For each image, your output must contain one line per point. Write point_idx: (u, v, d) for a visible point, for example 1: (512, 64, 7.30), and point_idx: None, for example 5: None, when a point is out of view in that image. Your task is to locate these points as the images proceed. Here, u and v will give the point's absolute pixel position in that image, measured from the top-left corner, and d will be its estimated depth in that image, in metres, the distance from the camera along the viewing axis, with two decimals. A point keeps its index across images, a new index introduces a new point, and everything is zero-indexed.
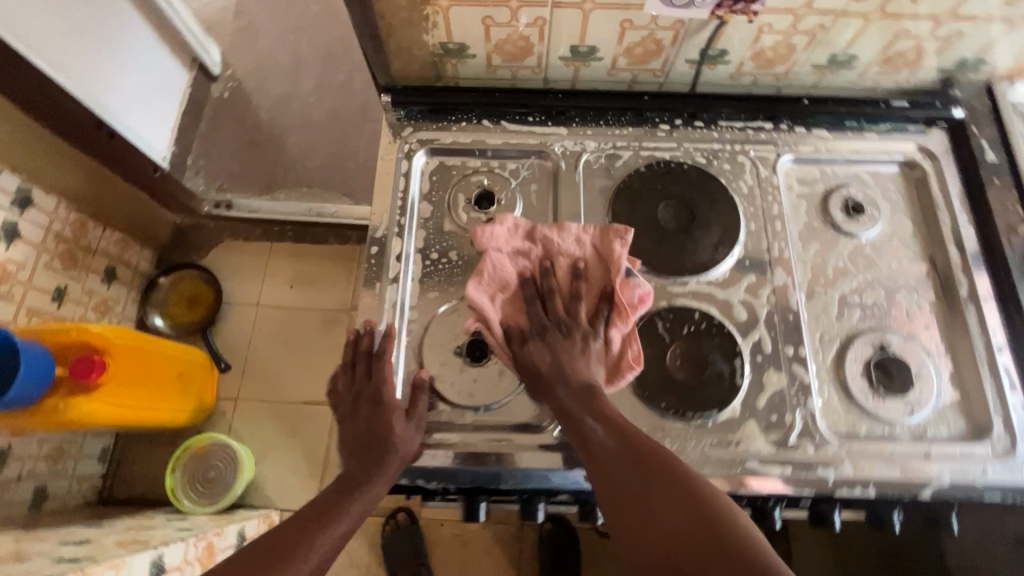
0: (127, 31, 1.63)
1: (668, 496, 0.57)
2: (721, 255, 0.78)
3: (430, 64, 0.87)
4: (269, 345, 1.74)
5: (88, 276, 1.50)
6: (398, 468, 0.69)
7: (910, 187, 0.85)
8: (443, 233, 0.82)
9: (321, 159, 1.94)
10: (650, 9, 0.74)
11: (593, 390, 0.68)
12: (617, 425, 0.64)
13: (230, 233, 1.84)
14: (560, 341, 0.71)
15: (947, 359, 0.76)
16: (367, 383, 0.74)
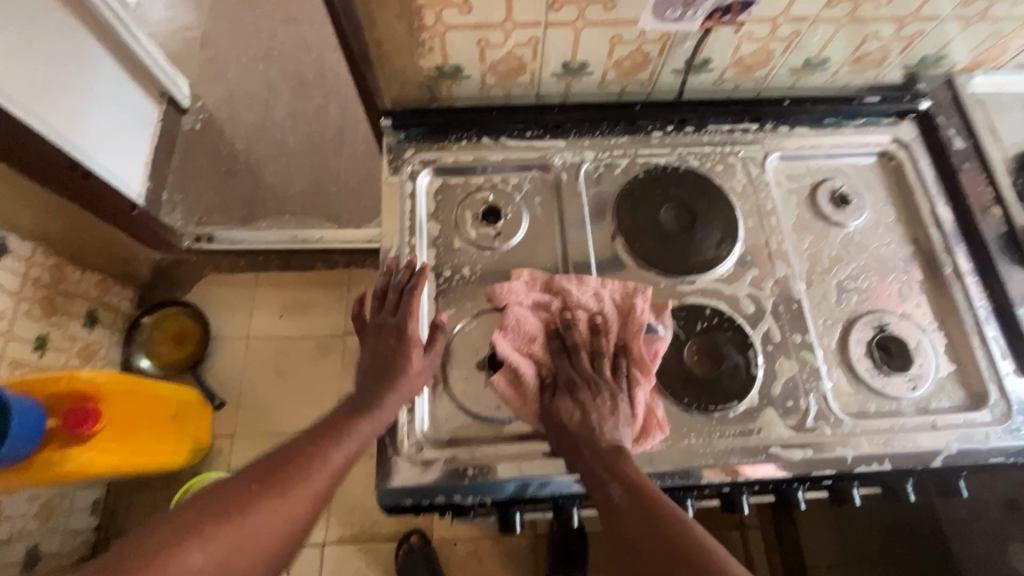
0: (96, 71, 1.60)
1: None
2: (724, 252, 0.82)
3: (425, 86, 0.88)
4: (262, 376, 1.71)
5: (69, 322, 1.45)
6: (410, 390, 0.72)
7: (889, 177, 0.91)
8: (453, 250, 0.83)
9: (302, 185, 1.93)
10: (644, 25, 0.79)
11: (620, 452, 0.67)
12: (646, 494, 0.61)
13: (213, 267, 1.80)
14: (588, 396, 0.70)
15: (941, 335, 0.81)
16: (393, 315, 0.76)
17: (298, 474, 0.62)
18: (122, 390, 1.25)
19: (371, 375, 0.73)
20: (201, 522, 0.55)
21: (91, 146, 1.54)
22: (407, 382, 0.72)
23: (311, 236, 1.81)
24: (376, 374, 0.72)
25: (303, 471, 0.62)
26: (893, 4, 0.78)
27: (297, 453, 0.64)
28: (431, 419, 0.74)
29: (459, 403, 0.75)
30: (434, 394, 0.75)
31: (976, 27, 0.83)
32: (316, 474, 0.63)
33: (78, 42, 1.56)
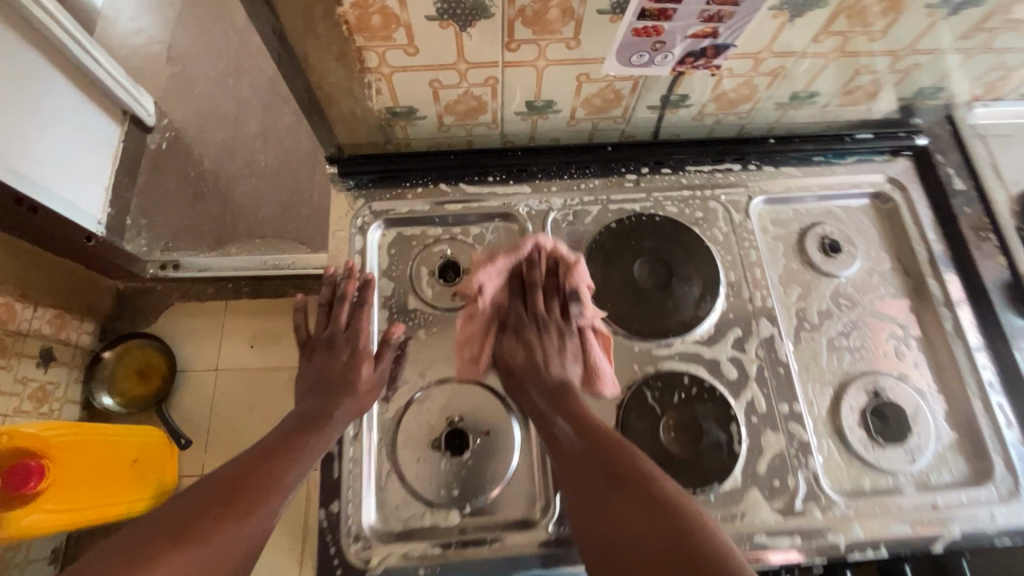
0: (45, 91, 1.50)
1: (638, 503, 0.57)
2: (704, 311, 0.75)
3: (377, 128, 0.80)
4: (234, 411, 1.55)
5: (20, 363, 1.37)
6: (358, 410, 0.68)
7: (882, 220, 0.84)
8: (408, 311, 0.76)
9: (275, 207, 1.84)
10: (608, 70, 0.72)
11: (565, 386, 0.71)
12: (588, 427, 0.65)
13: (180, 295, 1.66)
14: (535, 337, 0.75)
15: (941, 399, 0.74)
16: (343, 330, 0.74)
17: (257, 493, 0.58)
18: (69, 445, 1.15)
19: (315, 390, 0.69)
20: (151, 554, 0.50)
21: (36, 173, 1.43)
22: (356, 399, 0.68)
23: (285, 261, 1.67)
24: (319, 388, 0.69)
25: (262, 490, 0.59)
26: (886, 38, 0.71)
27: (251, 469, 0.61)
28: (380, 509, 0.67)
29: (411, 490, 0.67)
30: (383, 479, 0.68)
31: (977, 59, 0.76)
32: (276, 491, 0.60)
33: (26, 60, 1.45)
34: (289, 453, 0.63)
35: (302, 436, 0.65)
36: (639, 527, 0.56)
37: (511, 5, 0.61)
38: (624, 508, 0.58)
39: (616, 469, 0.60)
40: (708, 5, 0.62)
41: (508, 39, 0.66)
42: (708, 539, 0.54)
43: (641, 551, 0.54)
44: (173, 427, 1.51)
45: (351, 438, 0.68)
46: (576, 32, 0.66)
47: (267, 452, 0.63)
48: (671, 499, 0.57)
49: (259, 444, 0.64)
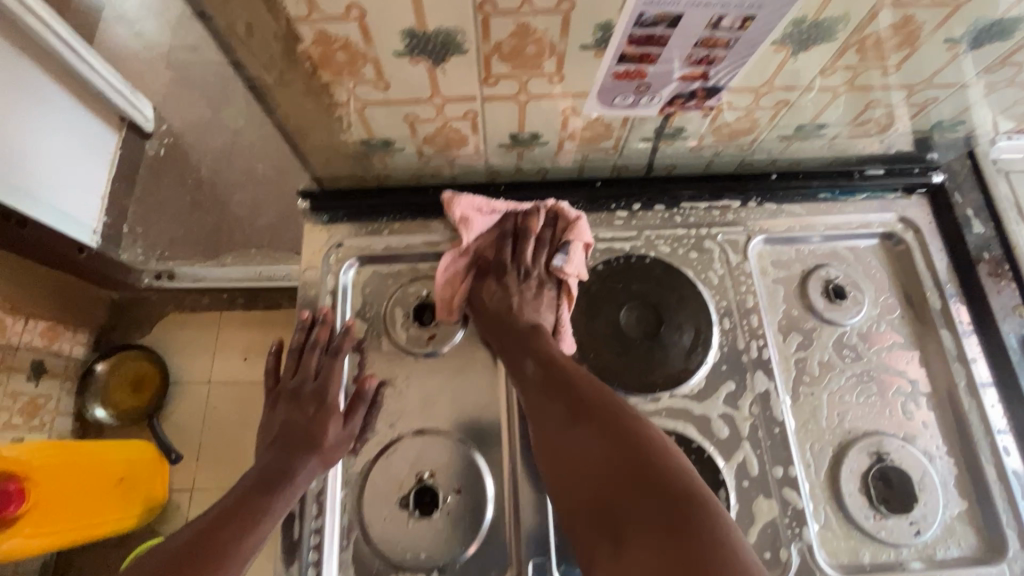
0: (30, 91, 1.23)
1: (602, 438, 0.58)
2: (694, 363, 0.70)
3: (353, 159, 0.76)
4: (225, 430, 1.25)
5: (9, 377, 1.12)
6: (323, 466, 0.65)
7: (892, 262, 0.79)
8: (380, 356, 0.72)
9: (270, 216, 1.47)
10: (589, 111, 0.67)
11: (539, 330, 0.70)
12: (554, 368, 0.65)
13: (177, 306, 1.34)
14: (515, 284, 0.74)
15: (951, 462, 0.69)
16: (313, 380, 0.69)
17: (211, 563, 0.54)
18: (54, 463, 1.01)
19: (278, 445, 0.65)
20: None
21: (22, 185, 1.17)
22: (321, 456, 0.64)
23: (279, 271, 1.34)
24: (282, 444, 0.64)
25: (217, 556, 0.55)
26: (902, 71, 0.65)
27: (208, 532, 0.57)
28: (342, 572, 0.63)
29: (377, 552, 0.64)
30: (347, 538, 0.65)
31: (1003, 91, 0.69)
32: (232, 557, 0.55)
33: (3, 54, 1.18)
34: (247, 517, 0.58)
35: (260, 497, 0.60)
36: (604, 459, 0.57)
37: (486, 41, 0.56)
38: (589, 444, 0.58)
39: (581, 408, 0.61)
40: (695, 48, 0.58)
41: (485, 74, 0.61)
42: (669, 463, 0.55)
43: (607, 482, 0.56)
44: (164, 441, 1.21)
45: (315, 496, 0.65)
46: (559, 67, 0.60)
47: (224, 515, 0.58)
48: (633, 428, 0.58)
49: (217, 506, 0.60)
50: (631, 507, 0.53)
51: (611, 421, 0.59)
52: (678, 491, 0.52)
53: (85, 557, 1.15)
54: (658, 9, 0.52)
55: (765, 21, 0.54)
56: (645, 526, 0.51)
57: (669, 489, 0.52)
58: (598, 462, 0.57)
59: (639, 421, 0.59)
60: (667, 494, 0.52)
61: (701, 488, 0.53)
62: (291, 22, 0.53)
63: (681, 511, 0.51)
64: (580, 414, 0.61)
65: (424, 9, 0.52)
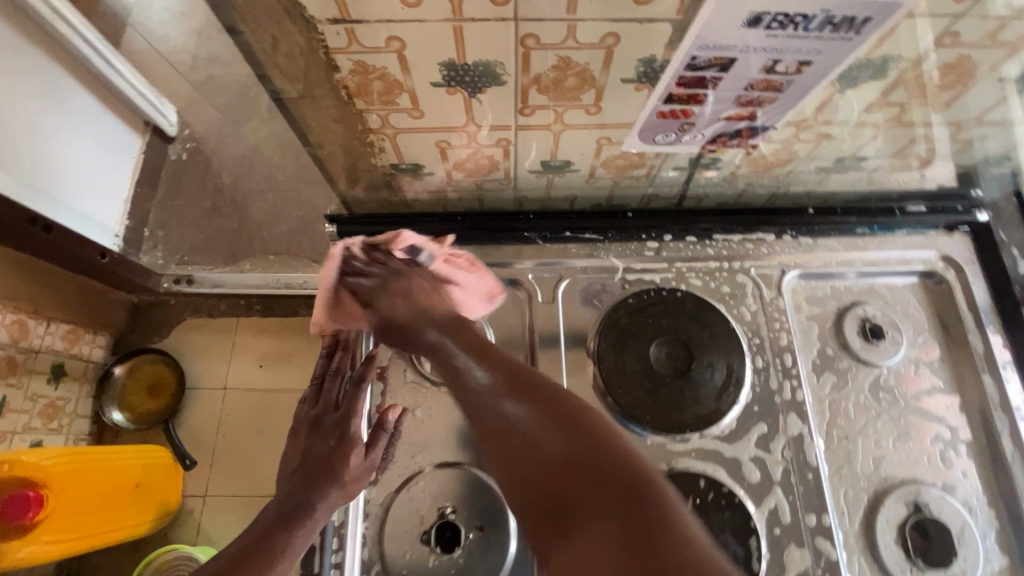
0: (56, 95, 1.25)
1: (544, 425, 0.46)
2: (726, 403, 0.68)
3: (382, 182, 0.75)
4: (238, 441, 1.24)
5: (32, 379, 1.12)
6: (344, 498, 0.63)
7: (933, 301, 0.76)
8: (404, 385, 0.72)
9: (289, 223, 1.45)
10: (628, 146, 0.66)
11: (460, 324, 0.63)
12: (497, 359, 0.55)
13: (193, 312, 1.33)
14: (414, 288, 0.68)
15: (992, 515, 0.66)
16: (334, 410, 0.68)
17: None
18: (75, 473, 0.99)
19: (298, 475, 0.64)
20: None
21: (42, 186, 1.18)
22: (342, 489, 0.63)
23: (297, 279, 1.31)
24: (303, 475, 0.63)
25: None
26: (951, 109, 0.63)
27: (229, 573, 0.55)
28: None
29: None
30: (368, 573, 0.63)
31: None
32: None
33: (30, 57, 1.19)
34: (268, 554, 0.57)
35: (282, 531, 0.59)
36: (543, 449, 0.44)
37: (525, 73, 0.55)
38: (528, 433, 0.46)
39: (517, 390, 0.50)
40: (745, 91, 0.56)
41: (521, 105, 0.60)
42: (621, 452, 0.43)
43: (547, 475, 0.43)
44: (179, 448, 1.21)
45: (335, 528, 0.64)
46: (597, 99, 0.58)
47: (245, 550, 0.57)
48: (582, 413, 0.46)
49: (238, 541, 0.58)
50: (579, 504, 0.40)
51: (555, 405, 0.47)
52: (632, 483, 0.40)
53: (100, 561, 1.16)
54: (712, 53, 0.51)
55: (823, 65, 0.53)
56: (592, 524, 0.39)
57: (621, 482, 0.40)
58: (537, 452, 0.44)
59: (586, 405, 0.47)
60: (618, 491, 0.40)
61: (660, 482, 0.41)
62: (330, 53, 0.53)
63: (635, 506, 0.39)
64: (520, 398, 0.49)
65: (464, 42, 0.51)
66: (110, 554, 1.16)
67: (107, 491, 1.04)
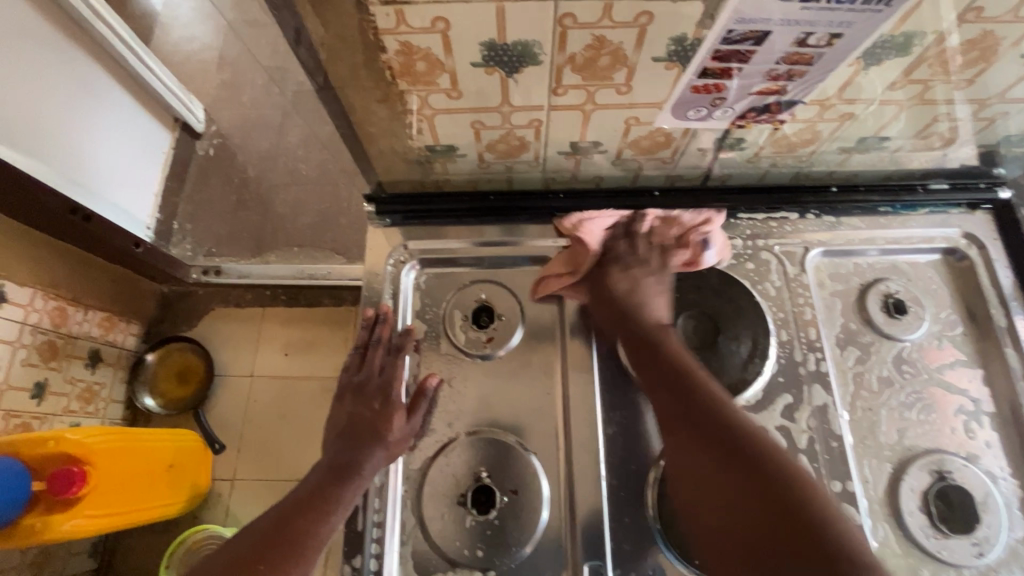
0: (91, 91, 1.28)
1: (749, 485, 0.56)
2: (752, 373, 0.71)
3: (416, 164, 0.78)
4: (268, 422, 1.27)
5: (71, 363, 1.16)
6: (388, 460, 0.67)
7: (954, 278, 0.78)
8: (439, 356, 0.75)
9: (313, 215, 1.49)
10: (660, 123, 0.68)
11: (664, 328, 0.70)
12: (698, 401, 0.62)
13: (220, 301, 1.37)
14: (633, 268, 0.74)
15: (1016, 484, 0.67)
16: (378, 376, 0.72)
17: (291, 551, 0.58)
18: (114, 449, 1.00)
19: (345, 437, 0.68)
20: None
21: (79, 180, 1.22)
22: (385, 450, 0.67)
23: (322, 270, 1.35)
24: (347, 437, 0.68)
25: (299, 543, 0.59)
26: (973, 86, 0.65)
27: (287, 521, 0.60)
28: (401, 565, 0.65)
29: (435, 548, 0.66)
30: (407, 534, 0.67)
31: None
32: (310, 544, 0.59)
33: (68, 55, 1.23)
34: (321, 506, 0.62)
35: (332, 487, 0.63)
36: (749, 506, 0.55)
37: (561, 53, 0.58)
38: (740, 486, 0.56)
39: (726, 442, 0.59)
40: (777, 64, 0.59)
41: (555, 85, 0.62)
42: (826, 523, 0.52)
43: (749, 521, 0.54)
44: (208, 432, 1.25)
45: (376, 490, 0.67)
46: (628, 78, 0.61)
47: (302, 502, 0.62)
48: (790, 473, 0.56)
49: (292, 496, 0.63)
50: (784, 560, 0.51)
51: (761, 457, 0.57)
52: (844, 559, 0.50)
53: (136, 539, 1.20)
54: (747, 26, 0.53)
55: (853, 38, 0.55)
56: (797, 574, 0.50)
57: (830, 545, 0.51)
58: (745, 495, 0.55)
59: (798, 470, 0.56)
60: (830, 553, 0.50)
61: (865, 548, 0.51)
62: (377, 34, 0.56)
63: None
64: (722, 448, 0.58)
65: (504, 23, 0.54)
66: (145, 531, 1.20)
67: (142, 471, 1.06)
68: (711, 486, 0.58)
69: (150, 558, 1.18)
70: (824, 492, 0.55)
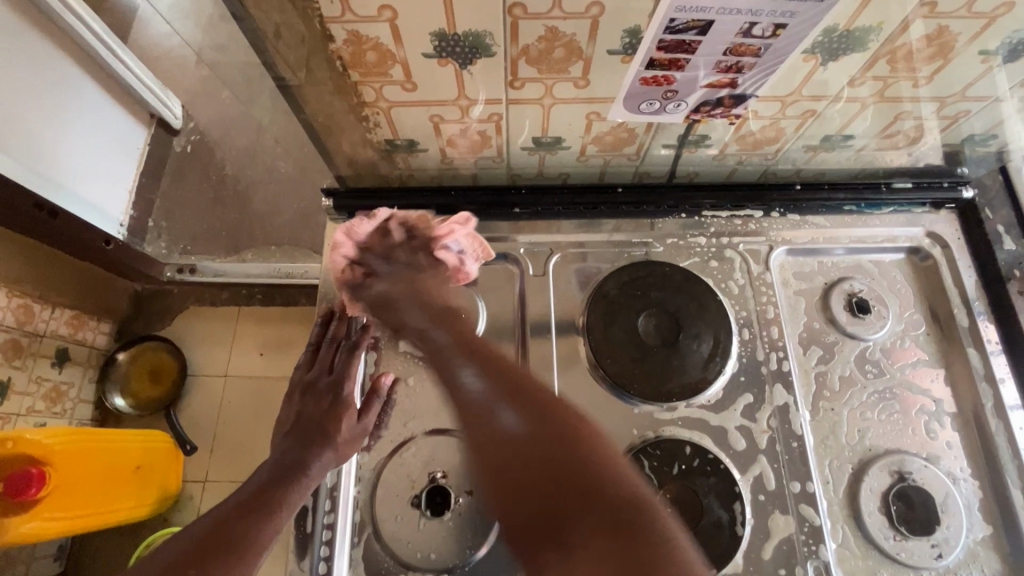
0: (62, 86, 1.25)
1: (542, 440, 0.49)
2: (713, 373, 0.70)
3: (379, 158, 0.77)
4: (236, 422, 1.25)
5: (36, 362, 1.13)
6: (337, 460, 0.65)
7: (918, 278, 0.77)
8: (396, 354, 0.73)
9: (289, 214, 1.47)
10: (614, 117, 0.67)
11: (455, 313, 0.71)
12: (498, 369, 0.58)
13: (195, 300, 1.34)
14: (412, 272, 0.74)
15: (975, 485, 0.67)
16: (328, 374, 0.70)
17: (232, 550, 0.55)
18: (75, 448, 0.97)
19: (293, 436, 0.66)
20: None
21: (44, 172, 1.18)
22: (335, 451, 0.65)
23: (297, 268, 1.31)
24: (297, 436, 0.66)
25: (240, 546, 0.55)
26: (933, 83, 0.64)
27: (229, 523, 0.57)
28: (351, 568, 0.64)
29: (388, 550, 0.64)
30: (359, 535, 0.65)
31: None
32: (257, 542, 0.56)
33: (34, 46, 1.19)
34: (266, 508, 0.59)
35: (279, 489, 0.61)
36: (539, 460, 0.48)
37: (514, 44, 0.57)
38: (534, 449, 0.49)
39: (521, 406, 0.53)
40: (725, 56, 0.58)
41: (512, 77, 0.61)
42: (612, 465, 0.49)
43: (543, 487, 0.47)
44: (179, 433, 1.21)
45: (328, 491, 0.66)
46: (585, 71, 0.60)
47: (246, 504, 0.59)
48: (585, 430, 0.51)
49: (234, 499, 0.60)
50: (576, 522, 0.45)
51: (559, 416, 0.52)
52: (625, 499, 0.46)
53: (100, 542, 1.17)
54: (691, 15, 0.52)
55: (797, 28, 0.54)
56: (589, 538, 0.44)
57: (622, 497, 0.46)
58: (542, 458, 0.48)
59: (592, 429, 0.52)
60: (624, 505, 0.45)
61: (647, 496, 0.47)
62: (325, 22, 0.55)
63: (625, 526, 0.44)
64: (522, 408, 0.53)
65: (453, 12, 0.53)
66: (110, 534, 1.17)
67: (106, 470, 1.03)
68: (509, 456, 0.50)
69: (114, 561, 1.15)
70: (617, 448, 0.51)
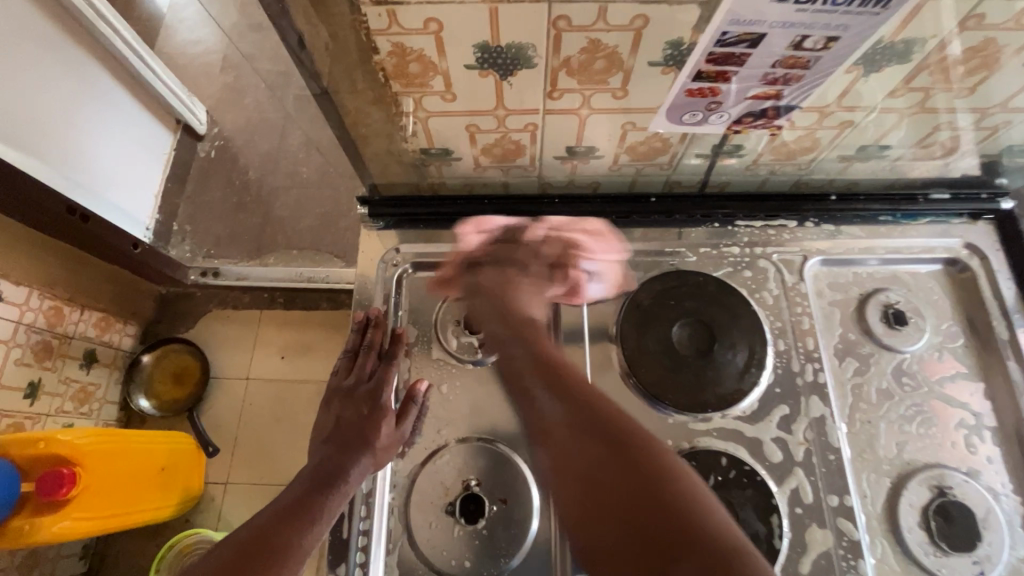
0: (94, 93, 1.28)
1: (629, 473, 0.51)
2: (747, 384, 0.69)
3: (412, 167, 0.77)
4: (260, 425, 1.26)
5: (66, 364, 1.15)
6: (375, 466, 0.66)
7: (955, 289, 0.76)
8: (430, 361, 0.74)
9: (312, 219, 1.48)
10: (655, 127, 0.67)
11: (534, 323, 0.71)
12: (573, 392, 0.60)
13: (219, 305, 1.36)
14: (509, 269, 0.75)
15: (1018, 501, 0.66)
16: (367, 381, 0.72)
17: (276, 557, 0.56)
18: (104, 451, 0.98)
19: (333, 443, 0.67)
20: None
21: (73, 177, 1.20)
22: (373, 457, 0.66)
23: (320, 273, 1.34)
24: (336, 443, 0.67)
25: (281, 552, 0.56)
26: (974, 94, 0.64)
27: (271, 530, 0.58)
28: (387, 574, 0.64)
29: (422, 557, 0.64)
30: (394, 542, 0.65)
31: None
32: (295, 554, 0.57)
33: (69, 54, 1.22)
34: (306, 516, 0.60)
35: (319, 495, 0.62)
36: (624, 490, 0.51)
37: (556, 56, 0.57)
38: (620, 479, 0.51)
39: (602, 435, 0.55)
40: (773, 68, 0.58)
41: (551, 88, 0.62)
42: (699, 502, 0.49)
43: (627, 513, 0.49)
44: (202, 435, 1.23)
45: (363, 497, 0.66)
46: (624, 83, 0.60)
47: (288, 510, 0.61)
48: (665, 463, 0.52)
49: (278, 503, 0.62)
50: (665, 556, 0.46)
51: (640, 449, 0.53)
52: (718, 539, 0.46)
53: (125, 542, 1.18)
54: (742, 28, 0.52)
55: (849, 40, 0.54)
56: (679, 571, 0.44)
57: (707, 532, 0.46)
58: (627, 487, 0.51)
59: (675, 462, 0.53)
60: (712, 540, 0.46)
61: (736, 534, 0.47)
62: (370, 35, 0.55)
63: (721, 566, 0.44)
64: (603, 439, 0.55)
65: (498, 24, 0.53)
66: (135, 534, 1.19)
67: (132, 473, 1.03)
68: (596, 487, 0.53)
69: (140, 561, 1.17)
70: (701, 485, 0.51)
